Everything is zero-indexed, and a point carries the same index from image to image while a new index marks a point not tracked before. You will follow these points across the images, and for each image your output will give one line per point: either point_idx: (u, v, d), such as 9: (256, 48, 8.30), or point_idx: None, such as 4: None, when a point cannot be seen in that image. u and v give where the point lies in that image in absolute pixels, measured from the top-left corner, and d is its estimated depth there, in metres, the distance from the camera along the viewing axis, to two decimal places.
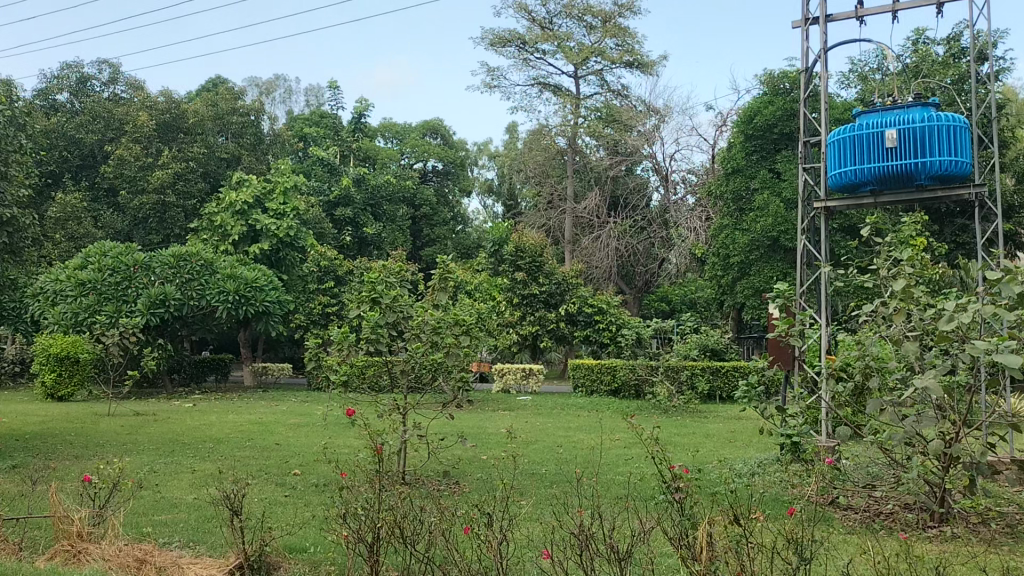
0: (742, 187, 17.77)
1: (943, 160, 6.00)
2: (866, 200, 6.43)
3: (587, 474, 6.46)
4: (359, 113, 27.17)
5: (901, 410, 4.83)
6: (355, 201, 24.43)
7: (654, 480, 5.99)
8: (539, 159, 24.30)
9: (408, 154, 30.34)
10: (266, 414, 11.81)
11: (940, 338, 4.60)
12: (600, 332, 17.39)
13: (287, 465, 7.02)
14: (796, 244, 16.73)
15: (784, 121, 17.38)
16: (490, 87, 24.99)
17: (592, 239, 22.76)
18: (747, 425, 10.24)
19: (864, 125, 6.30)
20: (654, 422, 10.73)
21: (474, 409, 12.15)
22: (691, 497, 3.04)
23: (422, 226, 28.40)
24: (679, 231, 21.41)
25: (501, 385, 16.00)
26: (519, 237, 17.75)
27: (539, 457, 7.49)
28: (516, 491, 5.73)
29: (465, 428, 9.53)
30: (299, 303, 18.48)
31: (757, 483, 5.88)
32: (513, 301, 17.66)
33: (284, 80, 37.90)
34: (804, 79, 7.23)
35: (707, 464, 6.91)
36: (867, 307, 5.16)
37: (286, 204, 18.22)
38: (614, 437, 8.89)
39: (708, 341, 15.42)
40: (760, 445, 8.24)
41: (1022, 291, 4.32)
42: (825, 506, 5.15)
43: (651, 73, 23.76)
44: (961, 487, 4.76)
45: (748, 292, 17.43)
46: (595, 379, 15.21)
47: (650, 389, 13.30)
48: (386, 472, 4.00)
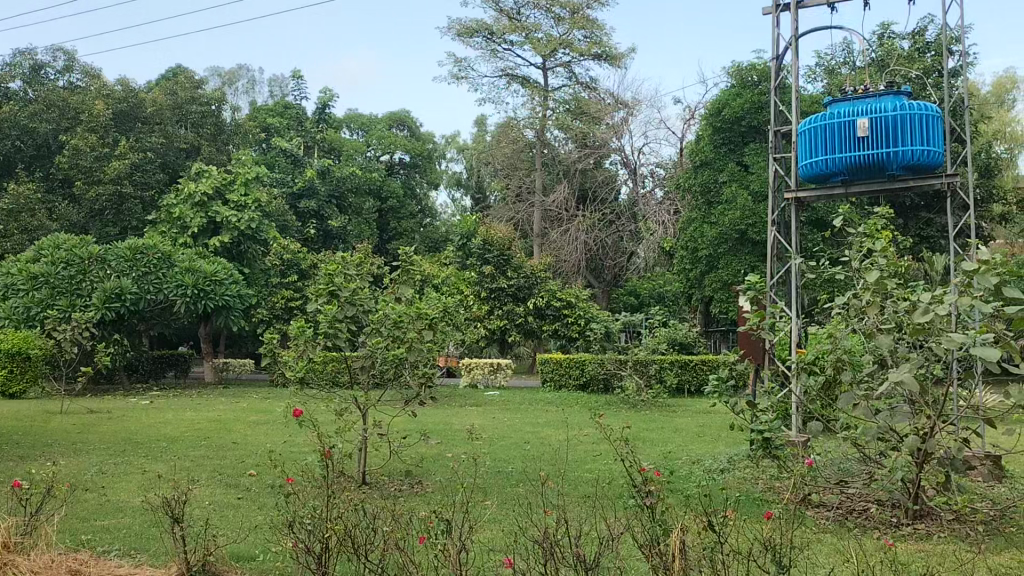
0: (711, 180, 17.70)
1: (915, 150, 5.90)
2: (837, 191, 6.31)
3: (554, 472, 6.29)
4: (323, 104, 26.75)
5: (875, 405, 4.71)
6: (320, 193, 24.08)
7: (620, 478, 5.86)
8: (506, 151, 24.10)
9: (374, 146, 29.98)
10: (225, 411, 11.49)
11: (916, 331, 4.49)
12: (568, 326, 17.23)
13: (243, 465, 6.81)
14: (763, 237, 16.72)
15: (752, 113, 17.32)
16: (457, 78, 24.70)
17: (560, 233, 22.63)
18: (716, 419, 10.15)
19: (835, 113, 6.17)
20: (622, 417, 10.61)
21: (439, 405, 11.94)
22: (664, 503, 2.86)
23: (388, 219, 28.08)
24: (647, 224, 21.42)
25: (469, 379, 15.79)
26: (487, 230, 17.56)
27: (505, 454, 7.32)
28: (481, 491, 5.54)
29: (430, 425, 9.34)
30: (261, 297, 18.10)
31: (727, 480, 5.75)
32: (481, 295, 17.49)
33: (248, 70, 37.36)
34: (775, 68, 7.10)
35: (675, 460, 6.81)
36: (840, 299, 5.03)
37: (248, 195, 17.93)
38: (580, 433, 8.75)
39: (677, 335, 15.33)
40: (728, 440, 8.16)
41: (998, 282, 4.23)
42: (796, 504, 5.03)
43: (620, 66, 23.65)
44: (936, 483, 4.66)
45: (716, 285, 17.41)
46: (563, 373, 15.04)
47: (619, 383, 13.18)
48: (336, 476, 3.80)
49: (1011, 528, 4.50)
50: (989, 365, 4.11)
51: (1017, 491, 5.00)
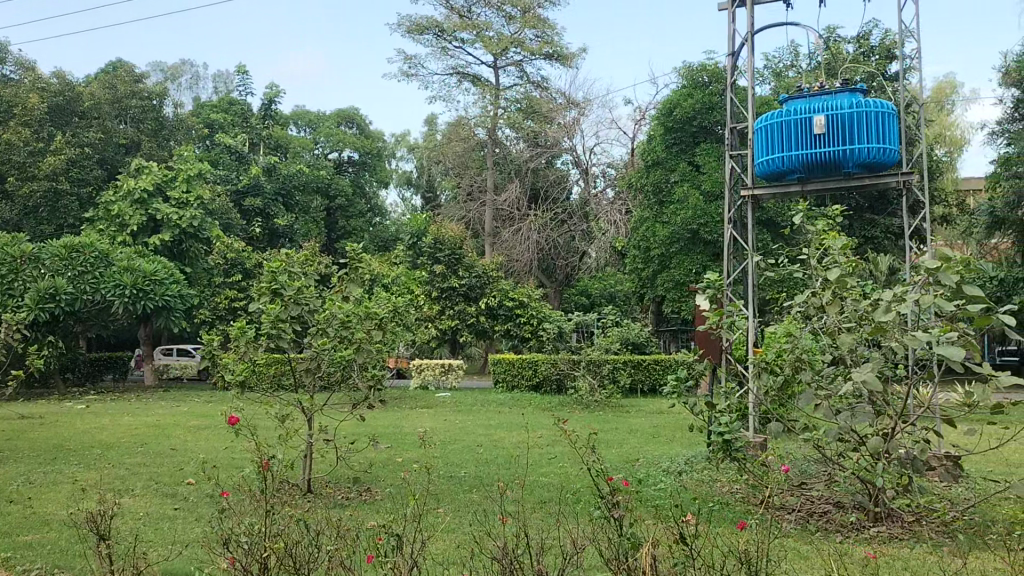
0: (662, 180, 17.71)
1: (870, 147, 5.84)
2: (794, 188, 6.23)
3: (508, 476, 6.12)
4: (269, 100, 26.21)
5: (835, 406, 4.62)
6: (266, 190, 23.57)
7: (575, 482, 5.73)
8: (457, 150, 23.88)
9: (323, 144, 29.52)
10: (165, 415, 11.08)
11: (875, 329, 4.42)
12: (521, 326, 17.08)
13: (182, 473, 6.52)
14: (714, 237, 16.77)
15: (703, 113, 17.34)
16: (407, 75, 24.40)
17: (511, 232, 22.48)
18: (670, 420, 10.09)
19: (791, 110, 6.08)
20: (576, 418, 10.49)
21: (390, 407, 11.71)
22: (631, 515, 2.72)
23: (337, 217, 27.66)
24: (599, 224, 21.41)
25: (419, 380, 15.52)
26: (438, 229, 17.32)
27: (458, 458, 7.12)
28: (433, 499, 5.34)
29: (381, 429, 9.09)
30: (203, 297, 17.62)
31: (684, 483, 5.64)
32: (432, 295, 17.25)
33: (192, 65, 36.52)
34: (731, 65, 7.01)
35: (631, 463, 6.69)
36: (799, 298, 4.94)
37: (190, 192, 17.45)
38: (535, 435, 8.60)
39: (629, 334, 15.28)
40: (683, 440, 8.09)
41: (958, 280, 4.17)
42: (757, 508, 4.93)
43: (571, 65, 23.60)
44: (897, 484, 4.59)
45: (669, 284, 17.45)
46: (515, 373, 14.89)
47: (572, 384, 13.07)
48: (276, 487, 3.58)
49: (971, 530, 4.46)
50: (952, 364, 4.05)
51: (975, 491, 4.96)
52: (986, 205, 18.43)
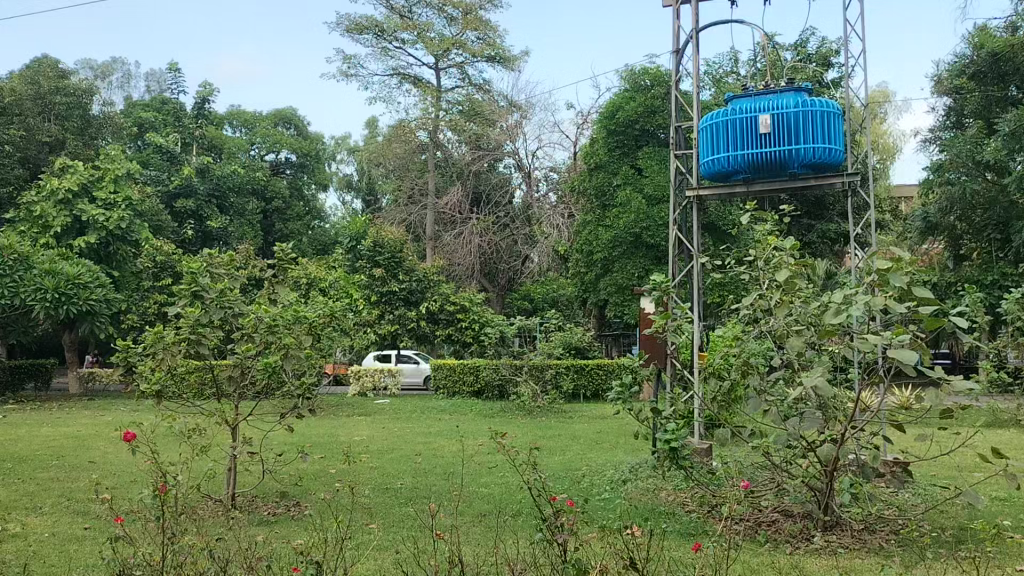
0: (605, 184, 17.64)
1: (816, 148, 5.74)
2: (739, 189, 6.10)
3: (447, 488, 5.86)
4: (203, 98, 25.49)
5: (784, 413, 4.47)
6: (199, 191, 22.86)
7: (517, 493, 5.50)
8: (398, 152, 23.49)
9: (258, 145, 28.94)
10: (86, 425, 10.54)
11: (825, 332, 4.27)
12: (462, 331, 17.07)
13: (98, 488, 6.11)
14: (657, 241, 16.75)
15: (645, 116, 17.33)
16: (346, 75, 23.94)
17: (453, 236, 22.16)
18: (613, 424, 9.98)
19: (736, 109, 5.94)
20: (517, 424, 10.27)
21: (325, 415, 11.35)
22: (576, 545, 2.51)
23: (274, 220, 27.19)
24: (541, 228, 21.26)
25: (358, 388, 15.10)
26: (377, 231, 16.94)
27: (394, 469, 6.82)
28: (367, 515, 5.07)
29: (315, 439, 8.72)
30: (131, 302, 16.97)
31: (629, 493, 5.45)
32: (371, 299, 16.83)
33: (123, 63, 35.41)
34: (676, 64, 6.86)
35: (575, 470, 6.50)
36: (747, 300, 4.78)
37: (117, 193, 16.75)
38: (475, 443, 8.34)
39: (572, 338, 15.11)
40: (626, 446, 7.96)
41: (909, 283, 4.06)
42: (703, 519, 4.77)
43: (513, 68, 23.44)
44: (845, 492, 4.47)
45: (612, 288, 17.39)
46: (457, 379, 14.62)
47: (514, 389, 12.85)
48: (177, 513, 3.26)
49: (920, 538, 4.36)
50: (904, 369, 3.92)
51: (924, 496, 4.88)
52: (919, 212, 18.82)
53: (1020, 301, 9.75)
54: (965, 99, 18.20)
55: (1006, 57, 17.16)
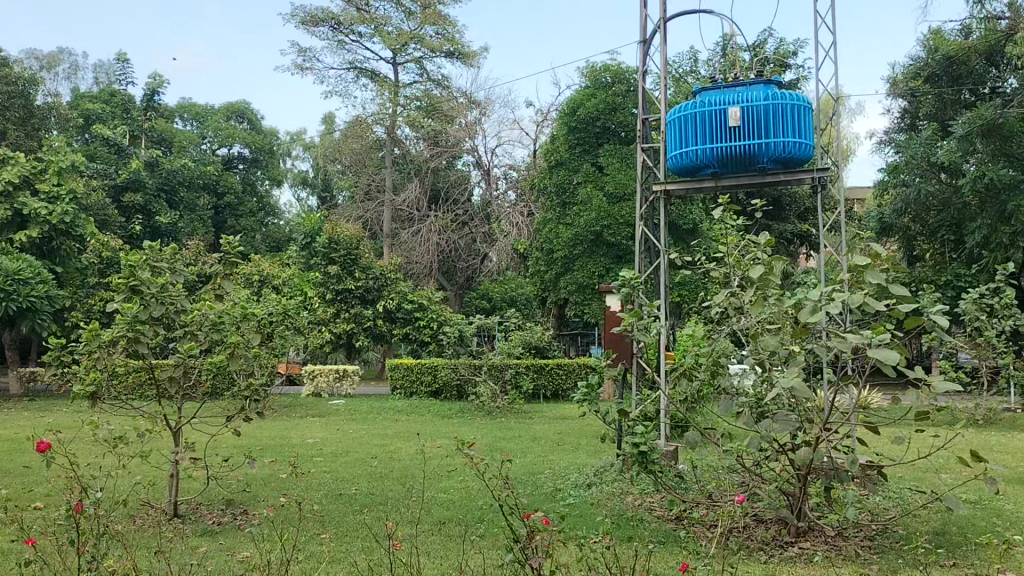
0: (566, 181, 17.47)
1: (786, 142, 5.59)
2: (707, 184, 5.93)
3: (404, 493, 5.60)
4: (153, 90, 24.80)
5: (757, 414, 4.30)
6: (148, 185, 22.27)
7: (479, 498, 5.27)
8: (354, 147, 23.07)
9: (210, 139, 28.34)
10: (23, 428, 10.04)
11: (799, 331, 4.11)
12: (420, 330, 16.56)
13: (31, 496, 5.74)
14: (618, 239, 16.65)
15: (606, 114, 17.20)
16: (301, 69, 23.46)
17: (411, 233, 21.80)
18: (574, 425, 9.81)
19: (705, 101, 5.76)
20: (477, 425, 10.02)
21: (277, 417, 10.99)
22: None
23: (226, 216, 26.74)
24: (501, 226, 20.96)
25: (312, 388, 14.69)
26: (333, 227, 16.55)
27: (349, 474, 6.55)
28: (318, 524, 4.83)
29: (267, 442, 8.39)
30: (75, 299, 16.37)
31: (594, 497, 5.23)
32: (326, 297, 16.43)
33: (70, 53, 34.38)
34: (643, 54, 6.66)
35: (537, 473, 6.28)
36: (720, 297, 4.59)
37: (61, 186, 16.14)
38: (433, 446, 8.08)
39: (532, 338, 14.91)
40: (589, 447, 7.79)
41: (885, 281, 3.91)
42: (672, 525, 4.58)
43: (472, 64, 23.19)
44: (819, 496, 4.31)
45: (572, 287, 17.23)
46: (414, 379, 14.31)
47: (473, 390, 12.54)
48: (99, 529, 2.96)
49: (895, 545, 4.22)
50: (883, 368, 3.77)
51: (895, 500, 4.76)
52: (875, 213, 19.02)
53: (978, 301, 9.80)
54: (920, 101, 18.42)
55: (960, 60, 17.41)
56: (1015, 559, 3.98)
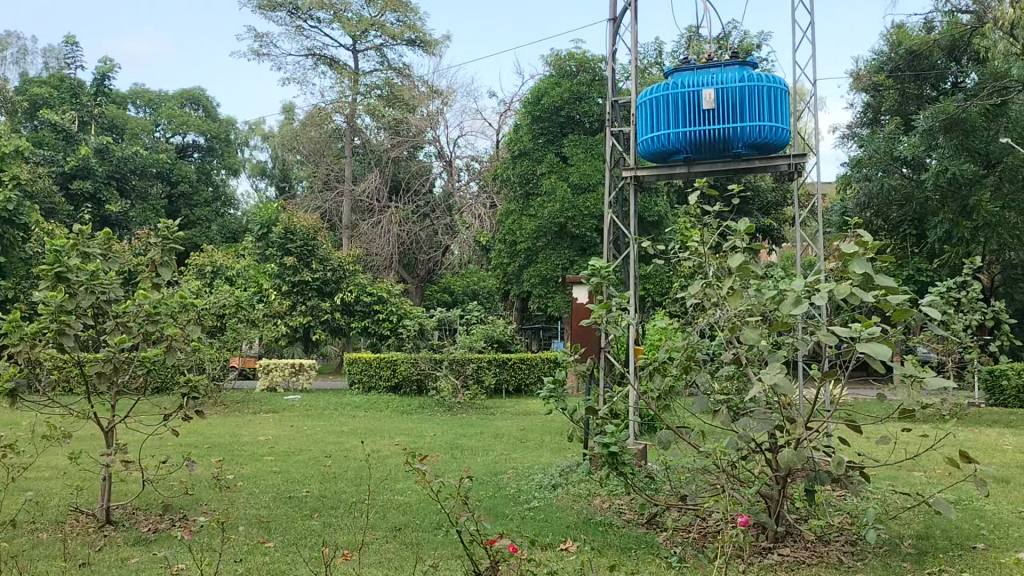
0: (529, 171, 17.18)
1: (762, 127, 5.33)
2: (679, 170, 5.66)
3: (357, 497, 5.26)
4: (103, 74, 23.98)
5: (734, 413, 4.01)
6: (97, 173, 21.55)
7: (437, 503, 4.94)
8: (313, 136, 22.53)
9: (163, 126, 27.67)
10: None
11: (780, 324, 3.83)
12: (379, 323, 16.14)
13: None
14: (582, 231, 16.37)
15: (571, 104, 16.96)
16: (258, 54, 22.84)
17: (370, 224, 21.29)
18: (537, 422, 9.53)
19: (677, 83, 5.47)
20: (436, 421, 9.68)
21: (227, 414, 10.54)
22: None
23: (179, 205, 26.23)
24: (463, 218, 20.61)
25: (266, 382, 14.20)
26: (288, 217, 16.05)
27: (300, 475, 6.19)
28: (263, 531, 4.48)
29: (212, 442, 7.96)
30: (18, 291, 15.68)
31: (559, 500, 4.93)
32: (281, 289, 15.93)
33: (18, 37, 33.24)
34: (612, 34, 6.35)
35: (499, 473, 5.97)
36: (695, 286, 4.29)
37: (3, 171, 15.40)
38: (389, 444, 7.73)
39: (495, 333, 14.63)
40: (552, 445, 7.49)
41: (872, 272, 3.64)
42: (644, 532, 4.29)
43: (434, 52, 22.81)
44: (798, 499, 4.05)
45: (535, 280, 16.95)
46: (372, 374, 13.89)
47: (433, 384, 12.21)
48: None
49: (880, 551, 3.99)
50: (872, 363, 3.50)
51: (874, 502, 4.54)
52: (838, 207, 18.99)
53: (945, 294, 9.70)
54: (883, 95, 18.47)
55: (922, 55, 17.50)
56: (1003, 564, 3.78)
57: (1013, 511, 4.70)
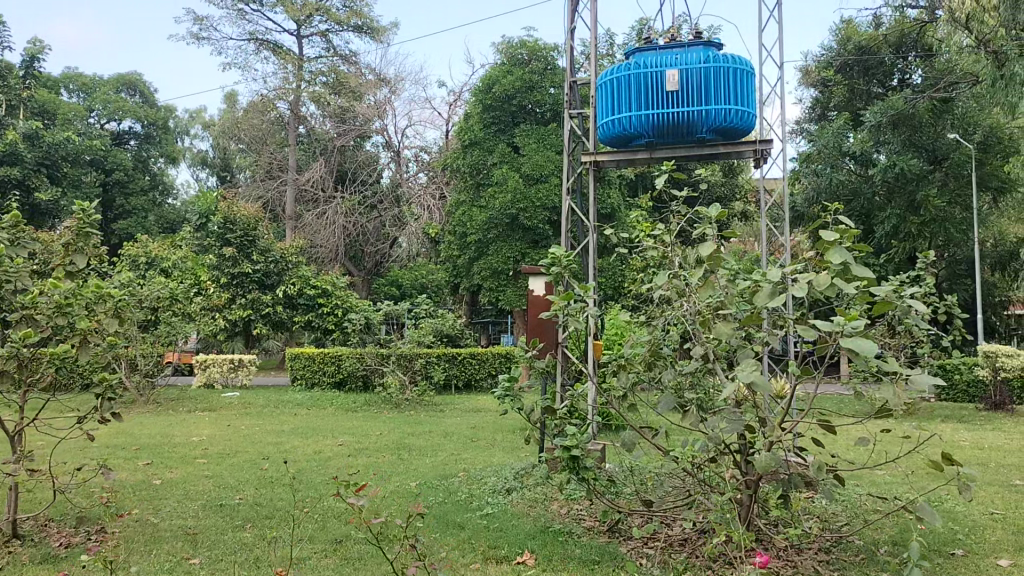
0: (479, 162, 16.84)
1: (728, 110, 5.06)
2: (640, 155, 5.38)
3: (297, 504, 4.88)
4: (32, 56, 22.87)
5: (703, 414, 3.71)
6: (26, 159, 20.56)
7: (383, 513, 4.57)
8: (255, 124, 21.86)
9: (98, 112, 26.56)
10: None
11: (754, 318, 3.53)
12: (324, 317, 15.65)
13: None
14: (534, 224, 16.04)
15: (523, 92, 16.69)
16: (197, 38, 22.04)
17: (315, 215, 20.69)
18: (488, 419, 9.22)
19: (640, 63, 5.16)
20: (383, 419, 9.29)
21: (160, 413, 10.00)
22: None
23: (115, 194, 25.30)
24: (411, 209, 20.15)
25: (203, 379, 13.64)
26: (228, 206, 15.44)
27: (234, 480, 5.76)
28: (187, 545, 4.10)
29: (140, 444, 7.48)
30: None
31: (514, 506, 4.62)
32: (220, 281, 15.31)
33: None
34: (570, 14, 6.02)
35: (450, 476, 5.62)
36: (662, 276, 3.97)
37: None
38: (333, 444, 7.34)
39: (444, 327, 14.32)
40: (505, 445, 7.19)
41: (854, 260, 3.33)
42: (606, 543, 3.98)
43: (381, 39, 22.30)
44: (770, 505, 3.78)
45: (486, 273, 16.60)
46: (316, 369, 13.42)
47: (379, 380, 11.80)
48: None
49: (856, 560, 3.76)
50: (853, 358, 3.22)
51: (846, 507, 4.31)
52: None
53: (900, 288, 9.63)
54: (831, 91, 18.58)
55: (870, 51, 17.62)
56: (987, 572, 3.58)
57: (987, 512, 4.53)
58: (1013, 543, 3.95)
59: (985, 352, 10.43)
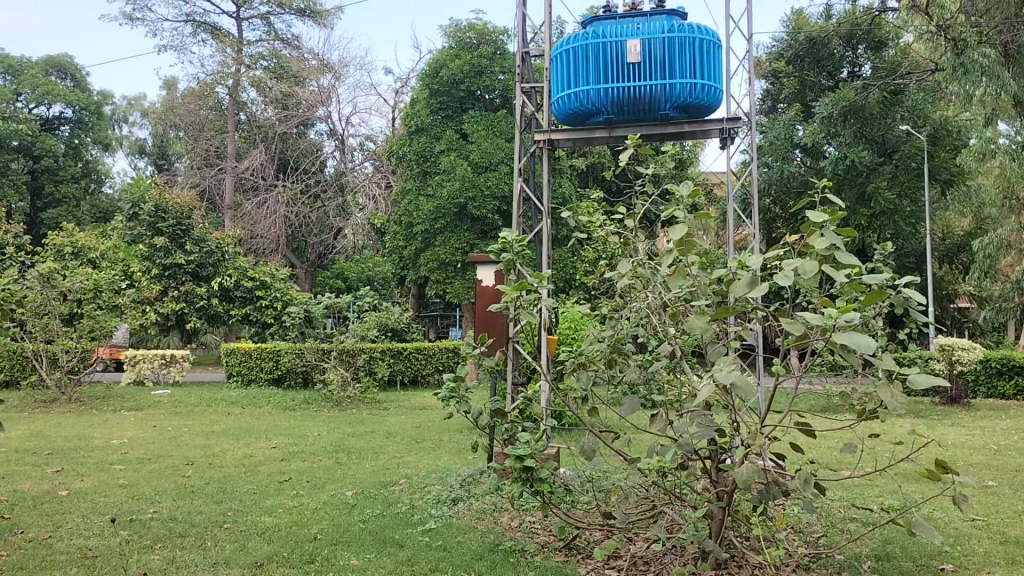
0: (425, 149, 16.30)
1: (694, 84, 4.66)
2: (599, 133, 4.95)
3: (217, 519, 4.37)
4: None
5: (673, 417, 3.25)
6: None
7: (311, 529, 4.07)
8: (193, 109, 20.88)
9: (26, 95, 25.25)
10: None
11: (729, 310, 3.08)
12: (262, 311, 14.96)
13: None
14: (483, 213, 15.56)
15: (470, 77, 16.28)
16: (131, 17, 21.08)
17: (255, 204, 19.89)
18: (433, 418, 8.73)
19: (598, 33, 4.73)
20: (322, 419, 8.75)
21: (78, 413, 9.29)
22: None
23: (43, 182, 24.13)
24: (355, 199, 19.49)
25: (133, 375, 12.90)
26: (160, 193, 14.69)
27: (149, 490, 5.18)
28: (83, 571, 3.56)
29: (53, 448, 6.84)
30: None
31: (460, 519, 4.17)
32: (151, 271, 14.54)
33: None
34: None
35: (391, 483, 5.14)
36: (627, 263, 3.51)
37: None
38: (265, 448, 6.81)
39: (388, 321, 13.84)
40: (451, 447, 6.73)
41: (844, 246, 2.90)
42: (562, 563, 3.53)
43: (325, 23, 21.57)
44: (745, 518, 3.36)
45: (432, 264, 16.05)
46: (252, 365, 12.76)
47: (319, 377, 11.21)
48: None
49: None
50: (846, 355, 2.78)
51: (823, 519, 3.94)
52: None
53: None
54: (782, 83, 18.44)
55: (821, 43, 17.55)
56: None
57: (968, 520, 4.22)
58: (1003, 554, 3.64)
59: (942, 346, 10.51)
